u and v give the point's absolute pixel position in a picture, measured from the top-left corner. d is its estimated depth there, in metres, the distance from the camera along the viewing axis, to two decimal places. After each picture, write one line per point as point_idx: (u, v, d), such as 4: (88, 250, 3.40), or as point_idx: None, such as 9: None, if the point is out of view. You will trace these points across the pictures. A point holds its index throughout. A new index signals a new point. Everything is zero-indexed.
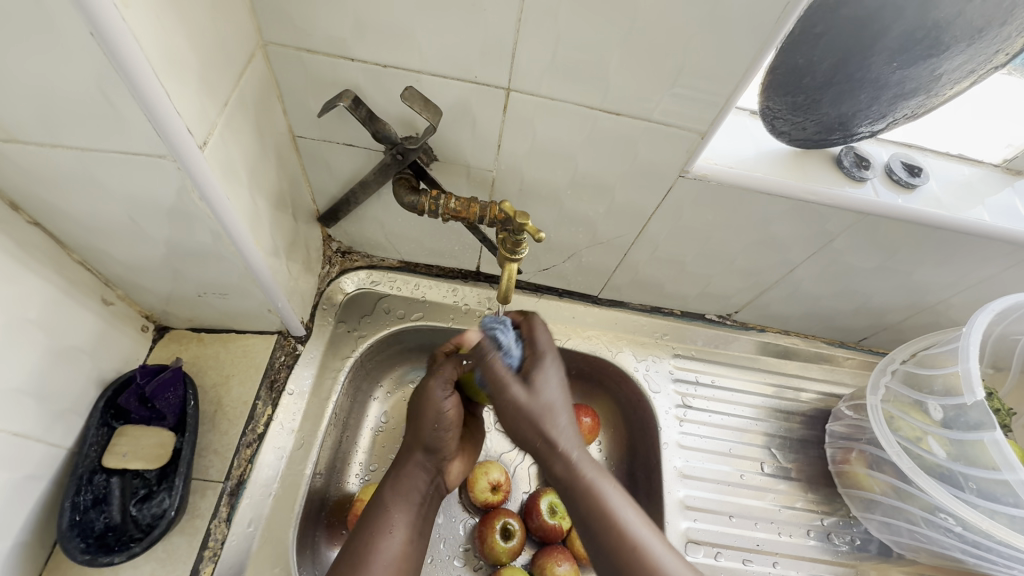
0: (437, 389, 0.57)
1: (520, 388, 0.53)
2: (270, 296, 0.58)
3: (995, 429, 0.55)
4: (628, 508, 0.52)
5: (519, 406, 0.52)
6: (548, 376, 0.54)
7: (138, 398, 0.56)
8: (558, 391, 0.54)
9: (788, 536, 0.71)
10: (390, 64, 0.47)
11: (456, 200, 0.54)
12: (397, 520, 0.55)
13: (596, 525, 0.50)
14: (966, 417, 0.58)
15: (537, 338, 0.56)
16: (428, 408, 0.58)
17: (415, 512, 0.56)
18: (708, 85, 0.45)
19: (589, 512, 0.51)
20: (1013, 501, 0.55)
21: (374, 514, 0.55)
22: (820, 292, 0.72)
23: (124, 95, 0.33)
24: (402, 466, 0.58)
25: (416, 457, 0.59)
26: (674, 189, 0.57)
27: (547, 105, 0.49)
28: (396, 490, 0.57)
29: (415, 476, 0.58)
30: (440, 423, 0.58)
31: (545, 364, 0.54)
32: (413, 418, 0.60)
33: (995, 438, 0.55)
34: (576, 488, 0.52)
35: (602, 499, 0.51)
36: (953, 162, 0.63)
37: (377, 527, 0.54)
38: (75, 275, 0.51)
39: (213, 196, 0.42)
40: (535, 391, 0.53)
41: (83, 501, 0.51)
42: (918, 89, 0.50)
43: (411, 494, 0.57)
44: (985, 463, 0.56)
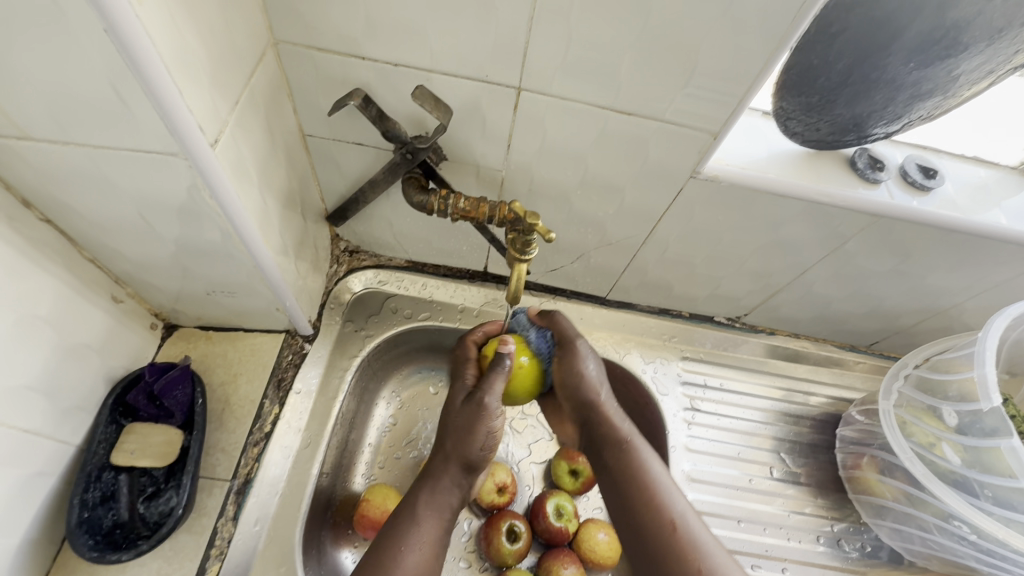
0: (489, 402, 0.56)
1: (581, 343, 0.59)
2: (278, 294, 0.57)
3: (1012, 435, 0.55)
4: (675, 492, 0.53)
5: (574, 365, 0.59)
6: (589, 356, 0.60)
7: (146, 395, 0.56)
8: (603, 370, 0.60)
9: (797, 541, 0.70)
10: (400, 63, 0.46)
11: (465, 199, 0.54)
12: (424, 533, 0.52)
13: (640, 507, 0.52)
14: (981, 423, 0.58)
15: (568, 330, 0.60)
16: (481, 424, 0.57)
17: (445, 525, 0.54)
18: (721, 85, 0.45)
19: (632, 482, 0.53)
20: None
21: (400, 525, 0.53)
22: (832, 294, 0.72)
23: (136, 92, 0.33)
24: (438, 476, 0.56)
25: (453, 470, 0.57)
26: (685, 190, 0.56)
27: (558, 104, 0.49)
28: (429, 503, 0.55)
29: (448, 490, 0.56)
30: (486, 440, 0.57)
31: (585, 346, 0.60)
32: (452, 430, 0.58)
33: (1012, 444, 0.54)
34: (620, 449, 0.56)
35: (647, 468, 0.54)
36: (969, 164, 0.62)
37: (399, 539, 0.52)
38: (86, 272, 0.51)
39: (224, 195, 0.42)
40: (552, 386, 0.56)
41: (91, 498, 0.51)
42: (935, 90, 0.49)
43: (444, 506, 0.55)
44: (1001, 470, 0.55)
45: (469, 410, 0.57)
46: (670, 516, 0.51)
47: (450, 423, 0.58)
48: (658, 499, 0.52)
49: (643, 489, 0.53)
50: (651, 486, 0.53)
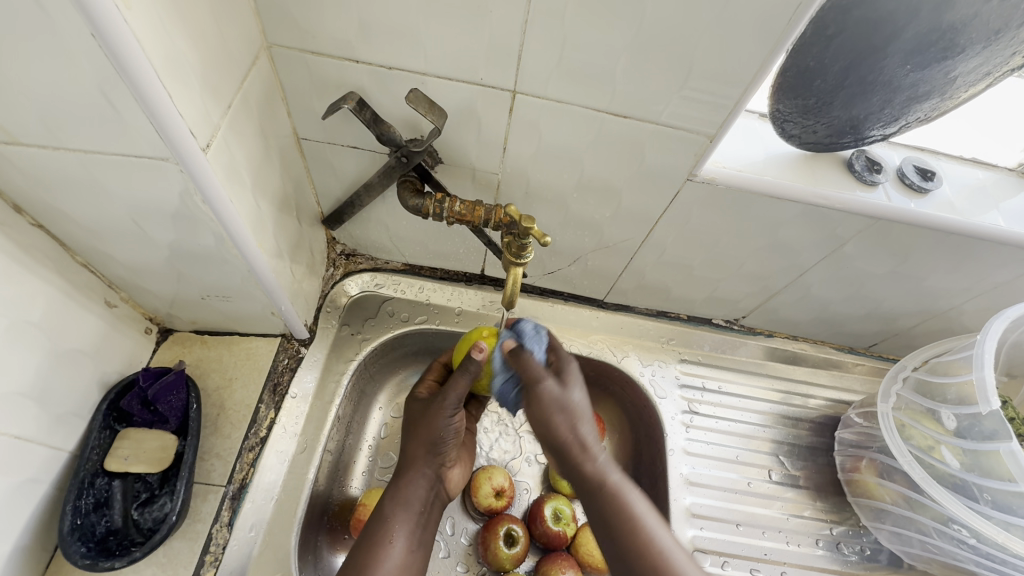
0: (448, 410, 0.59)
1: (553, 383, 0.52)
2: (273, 299, 0.57)
3: (1011, 439, 0.53)
4: (661, 529, 0.50)
5: (553, 399, 0.52)
6: (567, 392, 0.53)
7: (140, 401, 0.55)
8: (577, 402, 0.53)
9: (796, 545, 0.70)
10: (395, 66, 0.46)
11: (460, 203, 0.53)
12: (397, 532, 0.55)
13: (627, 545, 0.49)
14: (980, 426, 0.56)
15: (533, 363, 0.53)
16: (437, 416, 0.59)
17: (415, 521, 0.57)
18: (717, 87, 0.44)
19: (613, 518, 0.50)
20: None
21: (375, 521, 0.56)
22: (830, 297, 0.72)
23: (125, 97, 0.32)
24: (403, 475, 0.59)
25: (418, 466, 0.59)
26: (682, 193, 0.56)
27: (553, 107, 0.48)
28: (396, 499, 0.57)
29: (416, 485, 0.59)
30: (443, 436, 0.60)
31: (564, 368, 0.54)
32: (412, 427, 0.61)
33: (1011, 448, 0.53)
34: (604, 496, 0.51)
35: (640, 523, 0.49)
36: (967, 166, 0.62)
37: (379, 538, 0.54)
38: (79, 277, 0.50)
39: (217, 200, 0.41)
40: (565, 391, 0.53)
41: (85, 504, 0.50)
42: (933, 92, 0.49)
43: (413, 505, 0.57)
44: (1001, 474, 0.54)
45: (430, 409, 0.60)
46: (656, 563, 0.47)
47: (410, 424, 0.61)
48: (645, 544, 0.48)
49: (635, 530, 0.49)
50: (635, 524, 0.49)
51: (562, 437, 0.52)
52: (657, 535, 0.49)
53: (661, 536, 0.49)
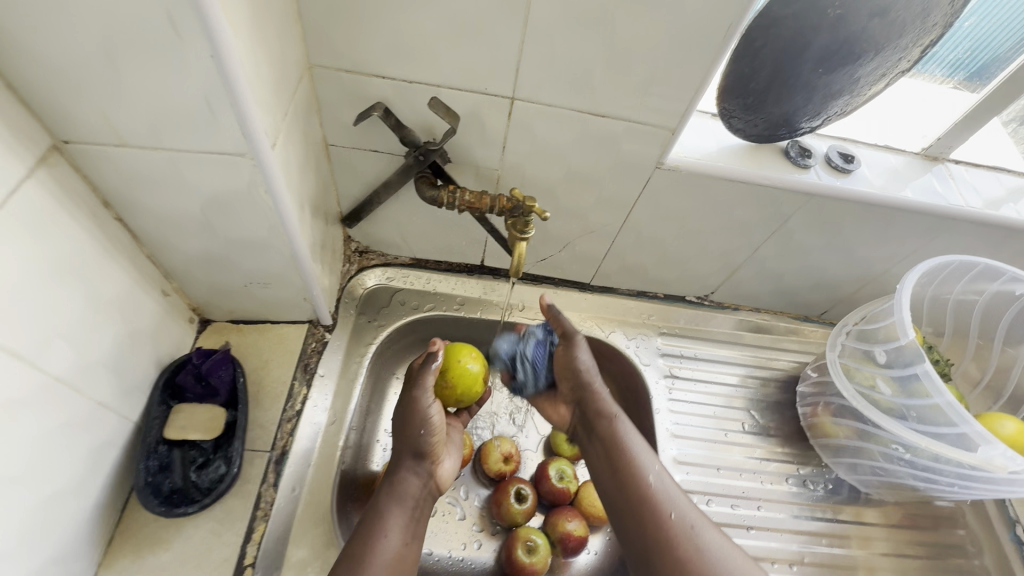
0: (422, 397, 0.67)
1: (580, 340, 0.72)
2: (308, 284, 0.66)
3: (925, 362, 0.64)
4: (649, 459, 0.64)
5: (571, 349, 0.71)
6: (584, 348, 0.72)
7: (194, 376, 0.62)
8: (596, 359, 0.72)
9: (771, 484, 0.80)
10: (415, 80, 0.56)
11: (469, 193, 0.63)
12: (393, 522, 0.60)
13: (620, 456, 0.64)
14: (904, 357, 0.67)
15: (567, 323, 0.71)
16: (415, 413, 0.66)
17: (409, 516, 0.62)
18: (676, 89, 0.56)
19: (614, 447, 0.65)
20: (948, 422, 0.63)
21: (372, 524, 0.60)
22: (783, 269, 0.84)
23: (225, 103, 0.41)
24: (396, 474, 0.65)
25: (405, 464, 0.65)
26: (653, 179, 0.67)
27: (545, 110, 0.59)
28: (392, 497, 0.63)
29: (407, 480, 0.65)
30: (425, 428, 0.66)
31: (586, 343, 0.74)
32: (399, 429, 0.68)
33: (926, 369, 0.63)
34: (606, 421, 0.68)
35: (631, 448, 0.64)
36: (881, 152, 0.74)
37: (373, 532, 0.59)
38: (144, 266, 0.57)
39: (277, 190, 0.50)
40: (585, 347, 0.72)
41: (152, 465, 0.57)
42: (843, 89, 0.62)
43: (405, 497, 0.63)
44: (921, 394, 0.65)
45: (406, 402, 0.68)
46: (642, 474, 0.61)
47: (399, 423, 0.68)
48: (635, 462, 0.63)
49: (626, 453, 0.64)
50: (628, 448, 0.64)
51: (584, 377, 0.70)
52: (646, 461, 0.63)
53: (649, 465, 0.63)
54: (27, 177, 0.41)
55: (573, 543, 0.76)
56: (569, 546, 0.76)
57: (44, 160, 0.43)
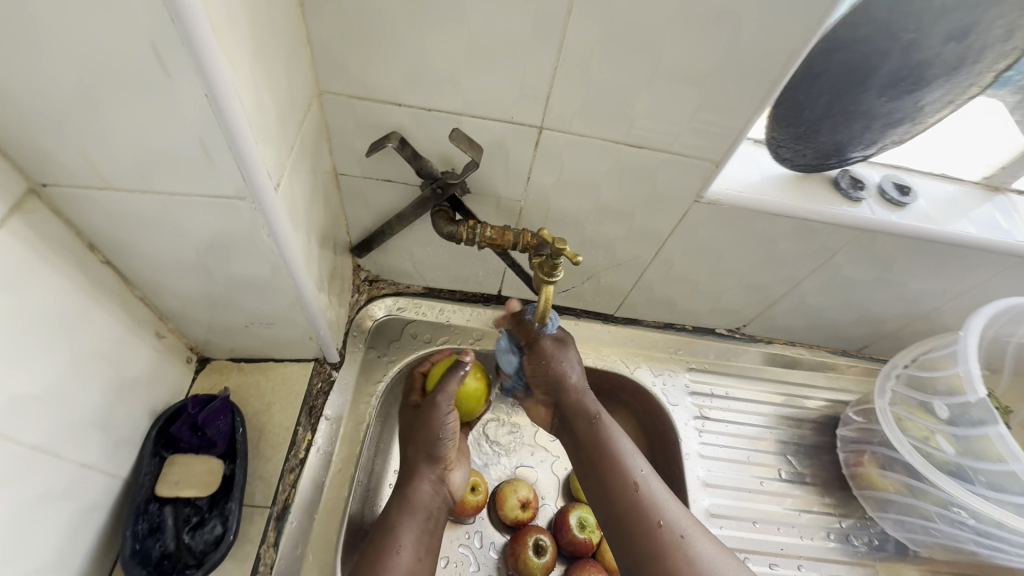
0: (443, 403, 0.66)
1: (551, 345, 0.66)
2: (313, 324, 0.60)
3: (999, 423, 0.59)
4: (638, 461, 0.62)
5: (549, 351, 0.66)
6: (565, 356, 0.66)
7: (189, 426, 0.57)
8: (576, 363, 0.66)
9: (810, 539, 0.74)
10: (434, 107, 0.51)
11: (491, 228, 0.57)
12: (404, 537, 0.61)
13: (607, 462, 0.61)
14: (970, 415, 0.62)
15: (537, 332, 0.66)
16: (433, 422, 0.66)
17: (420, 530, 0.63)
18: (724, 120, 0.50)
19: (603, 450, 0.62)
20: (1021, 490, 0.58)
21: (384, 541, 0.61)
22: (824, 304, 0.78)
23: (222, 145, 0.36)
24: (410, 479, 0.66)
25: (421, 471, 0.66)
26: (690, 213, 0.62)
27: (576, 140, 0.54)
28: (404, 510, 0.64)
29: (421, 489, 0.65)
30: (443, 435, 0.66)
31: (566, 344, 0.67)
32: (415, 434, 0.68)
33: (1000, 432, 0.58)
34: (595, 427, 0.64)
35: (620, 450, 0.62)
36: (938, 181, 0.68)
37: (387, 547, 0.60)
38: (136, 309, 0.52)
39: (280, 233, 0.45)
40: (562, 351, 0.66)
41: (140, 530, 0.52)
42: (905, 118, 0.56)
43: (417, 511, 0.64)
44: (992, 457, 0.59)
45: (425, 412, 0.67)
46: (631, 478, 0.60)
47: (412, 432, 0.68)
48: (624, 466, 0.61)
49: (615, 457, 0.61)
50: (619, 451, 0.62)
51: (562, 383, 0.66)
52: (635, 464, 0.61)
53: (639, 466, 0.61)
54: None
55: None
56: None
57: (19, 206, 0.38)
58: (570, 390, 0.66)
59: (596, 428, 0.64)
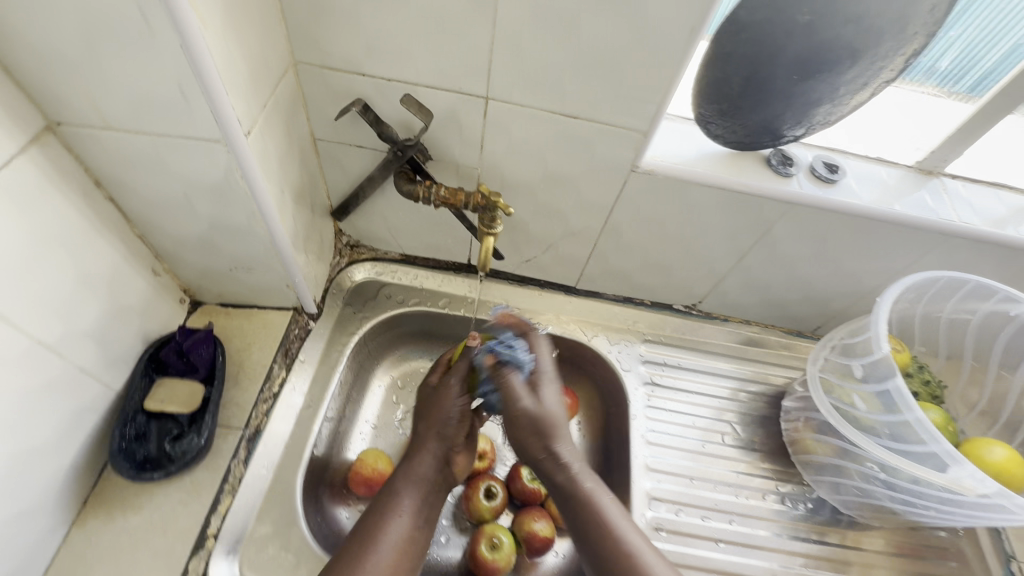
0: (453, 384, 0.70)
1: (528, 400, 0.65)
2: (290, 271, 0.68)
3: (896, 376, 0.61)
4: (622, 520, 0.59)
5: (530, 415, 0.64)
6: (543, 378, 0.67)
7: (176, 352, 0.66)
8: (552, 372, 0.69)
9: (743, 498, 0.78)
10: (393, 77, 0.59)
11: (445, 188, 0.65)
12: (405, 503, 0.62)
13: (586, 522, 0.59)
14: (877, 370, 0.64)
15: (513, 377, 0.66)
16: (443, 401, 0.69)
17: (421, 497, 0.63)
18: (645, 91, 0.57)
19: (581, 511, 0.59)
20: (917, 439, 0.60)
21: (385, 502, 0.62)
22: (770, 280, 0.83)
23: (197, 91, 0.44)
24: (414, 452, 0.67)
25: (428, 447, 0.67)
26: (629, 182, 0.68)
27: (518, 110, 0.61)
28: (409, 480, 0.64)
29: (424, 462, 0.66)
30: (450, 417, 0.69)
31: (541, 371, 0.68)
32: (421, 415, 0.70)
33: (896, 384, 0.61)
34: (571, 495, 0.61)
35: (598, 506, 0.59)
36: (873, 164, 0.73)
37: (387, 511, 0.61)
38: (134, 244, 0.61)
39: (252, 176, 0.53)
40: (538, 399, 0.65)
41: (128, 433, 0.61)
42: (823, 98, 0.61)
43: (421, 479, 0.65)
44: (891, 408, 0.62)
45: (437, 392, 0.70)
46: (611, 535, 0.57)
47: (422, 411, 0.71)
48: (605, 525, 0.58)
49: (596, 524, 0.58)
50: (592, 506, 0.59)
51: (531, 443, 0.64)
52: (615, 520, 0.58)
53: (617, 523, 0.58)
54: (20, 151, 0.45)
55: (538, 545, 0.76)
56: (534, 547, 0.76)
57: (37, 138, 0.47)
58: (538, 445, 0.64)
59: (574, 495, 0.61)
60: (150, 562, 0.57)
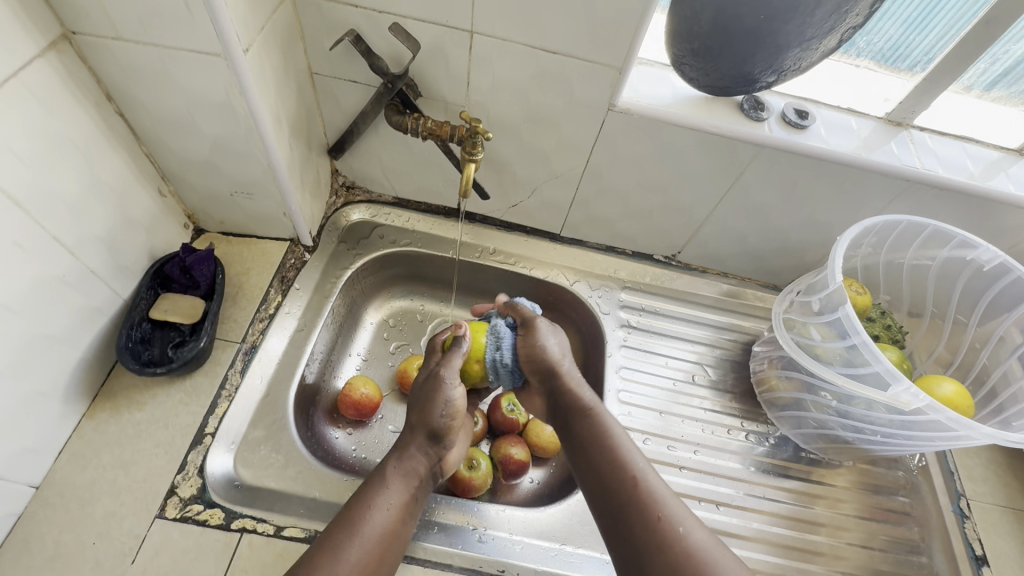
0: (447, 378, 0.68)
1: (528, 332, 0.72)
2: (286, 198, 0.73)
3: (846, 304, 0.64)
4: (638, 456, 0.60)
5: (529, 341, 0.71)
6: (549, 336, 0.72)
7: (179, 267, 0.71)
8: (564, 347, 0.72)
9: (710, 433, 0.83)
10: (383, 9, 0.63)
11: (432, 120, 0.69)
12: (392, 497, 0.60)
13: (600, 458, 0.61)
14: (830, 301, 0.67)
15: (524, 311, 0.74)
16: (437, 396, 0.68)
17: (410, 489, 0.62)
18: (621, 26, 0.60)
19: (597, 445, 0.62)
20: (863, 363, 0.64)
21: (371, 488, 0.61)
22: (745, 230, 0.86)
23: (196, 1, 0.48)
24: (406, 445, 0.66)
25: (419, 441, 0.66)
26: (608, 123, 0.72)
27: (501, 45, 0.65)
28: (397, 470, 0.63)
29: (417, 457, 0.65)
30: (446, 409, 0.67)
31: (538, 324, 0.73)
32: (418, 406, 0.69)
33: (846, 312, 0.64)
34: (587, 420, 0.65)
35: (615, 439, 0.62)
36: (842, 113, 0.76)
37: (370, 500, 0.59)
38: (142, 162, 0.66)
39: (250, 92, 0.58)
40: (537, 334, 0.71)
41: (134, 335, 0.66)
42: (788, 41, 0.61)
43: (412, 474, 0.64)
44: (843, 335, 0.65)
45: (430, 384, 0.69)
46: (630, 472, 0.58)
47: (416, 401, 0.69)
48: (623, 461, 0.60)
49: (611, 455, 0.60)
50: (612, 442, 0.61)
51: (545, 365, 0.70)
52: (631, 454, 0.60)
53: (638, 464, 0.59)
54: (38, 56, 0.50)
55: (513, 467, 0.80)
56: (509, 469, 0.81)
57: (54, 46, 0.51)
58: (562, 383, 0.69)
59: (591, 420, 0.64)
60: (153, 451, 0.63)
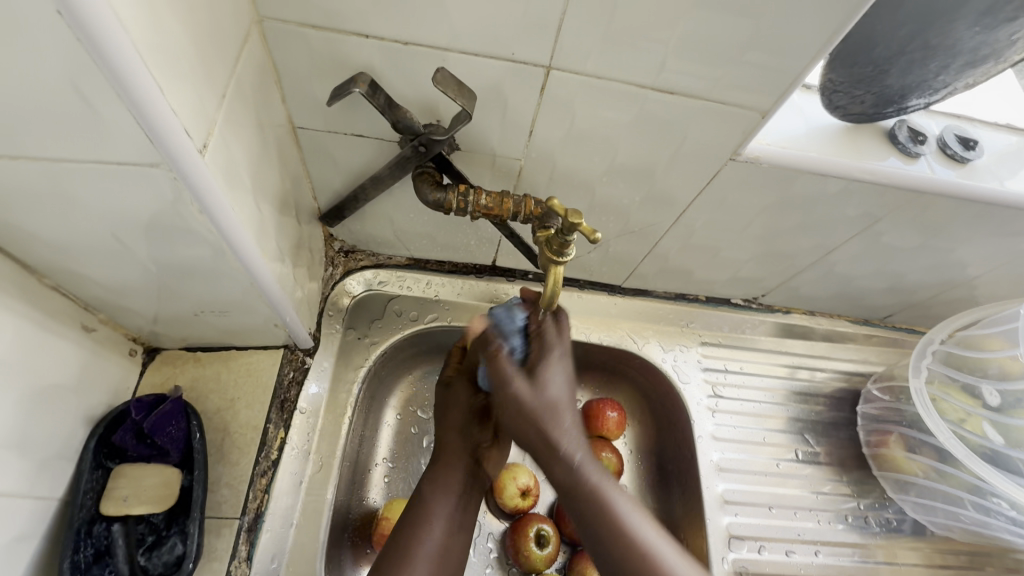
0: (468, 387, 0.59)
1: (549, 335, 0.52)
2: (278, 311, 0.51)
3: None
4: (641, 519, 0.47)
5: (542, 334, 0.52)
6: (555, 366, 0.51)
7: (134, 435, 0.49)
8: (562, 373, 0.51)
9: (825, 522, 0.70)
10: (411, 41, 0.40)
11: (486, 195, 0.48)
12: (436, 512, 0.54)
13: (597, 521, 0.47)
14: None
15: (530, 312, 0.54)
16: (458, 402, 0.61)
17: (455, 505, 0.56)
18: (782, 57, 0.40)
19: (588, 508, 0.48)
20: None
21: (413, 516, 0.54)
22: (855, 274, 0.70)
23: (104, 90, 0.26)
24: (441, 459, 0.59)
25: (454, 451, 0.59)
26: (721, 173, 0.52)
27: (590, 84, 0.43)
28: (436, 490, 0.56)
29: (455, 468, 0.58)
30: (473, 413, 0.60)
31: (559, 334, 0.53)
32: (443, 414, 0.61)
33: None
34: (579, 494, 0.48)
35: (606, 501, 0.47)
36: (1002, 132, 0.59)
37: (417, 520, 0.54)
38: (50, 303, 0.43)
39: (216, 206, 0.35)
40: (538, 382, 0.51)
41: (84, 557, 0.45)
42: (992, 55, 0.46)
43: (452, 487, 0.57)
44: None
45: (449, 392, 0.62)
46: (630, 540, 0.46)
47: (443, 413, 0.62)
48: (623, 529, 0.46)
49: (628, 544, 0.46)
50: (599, 499, 0.47)
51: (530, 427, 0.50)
52: (632, 519, 0.47)
53: (643, 528, 0.46)
54: None
55: None
56: None
57: None
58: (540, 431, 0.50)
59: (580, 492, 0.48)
60: None
